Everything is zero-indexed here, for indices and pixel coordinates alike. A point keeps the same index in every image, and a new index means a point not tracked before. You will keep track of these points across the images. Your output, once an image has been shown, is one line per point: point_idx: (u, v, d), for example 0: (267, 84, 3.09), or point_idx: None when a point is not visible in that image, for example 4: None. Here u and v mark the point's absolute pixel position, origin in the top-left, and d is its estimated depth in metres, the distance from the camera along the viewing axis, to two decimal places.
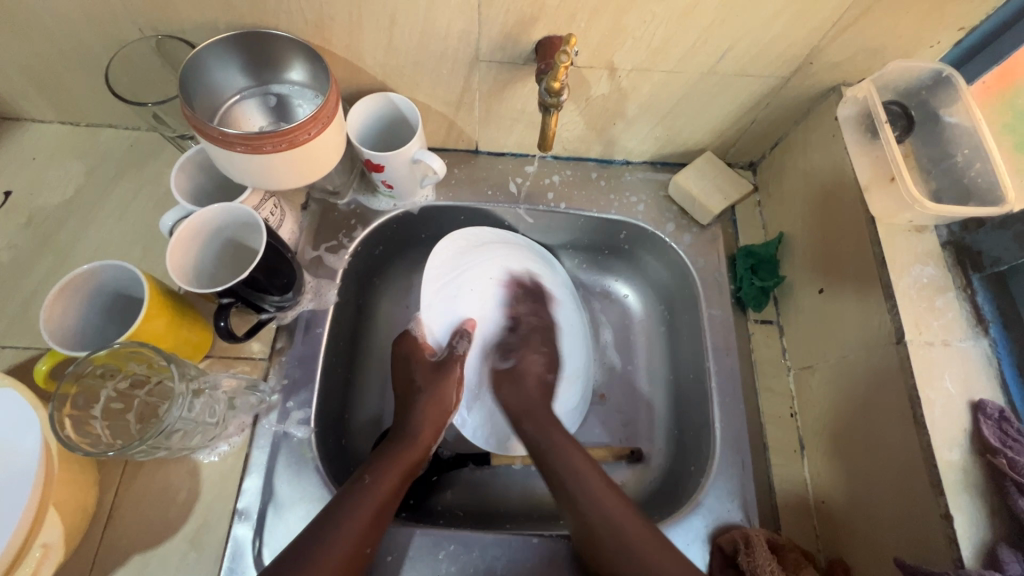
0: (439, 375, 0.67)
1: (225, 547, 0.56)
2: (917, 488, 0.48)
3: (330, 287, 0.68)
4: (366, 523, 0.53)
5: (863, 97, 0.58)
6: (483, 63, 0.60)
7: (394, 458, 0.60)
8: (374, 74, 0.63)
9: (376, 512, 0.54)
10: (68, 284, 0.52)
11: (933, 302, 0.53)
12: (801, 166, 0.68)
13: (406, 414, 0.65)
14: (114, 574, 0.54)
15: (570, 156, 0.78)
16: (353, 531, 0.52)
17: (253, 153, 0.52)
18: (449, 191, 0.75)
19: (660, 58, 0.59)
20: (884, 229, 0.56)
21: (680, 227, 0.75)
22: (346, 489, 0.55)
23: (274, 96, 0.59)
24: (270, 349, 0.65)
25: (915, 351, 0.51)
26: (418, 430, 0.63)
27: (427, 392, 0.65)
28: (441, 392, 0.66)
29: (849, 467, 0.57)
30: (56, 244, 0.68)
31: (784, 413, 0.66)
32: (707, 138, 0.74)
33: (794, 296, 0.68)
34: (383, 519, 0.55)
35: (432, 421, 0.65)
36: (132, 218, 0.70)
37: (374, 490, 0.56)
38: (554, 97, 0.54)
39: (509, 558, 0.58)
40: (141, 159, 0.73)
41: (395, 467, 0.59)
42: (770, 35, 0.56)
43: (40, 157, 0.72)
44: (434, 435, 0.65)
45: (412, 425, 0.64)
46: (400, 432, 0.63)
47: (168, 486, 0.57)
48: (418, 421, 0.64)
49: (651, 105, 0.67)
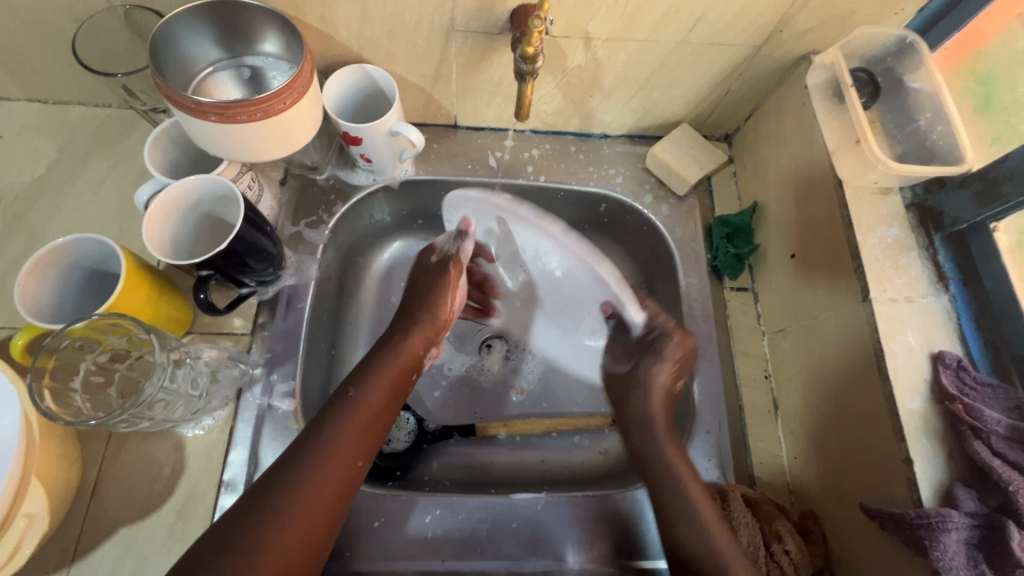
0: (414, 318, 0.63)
1: (212, 518, 0.56)
2: (882, 436, 0.50)
3: (311, 262, 0.68)
4: (345, 448, 0.52)
5: (830, 63, 0.60)
6: (458, 32, 0.60)
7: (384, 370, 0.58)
8: (349, 46, 0.62)
9: (355, 435, 0.53)
10: (44, 255, 0.52)
11: (897, 261, 0.55)
12: (774, 135, 0.69)
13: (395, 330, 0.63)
14: (101, 547, 0.54)
15: (549, 131, 0.79)
16: (332, 456, 0.51)
17: (227, 122, 0.51)
18: (429, 166, 0.75)
19: (634, 27, 0.60)
20: (851, 192, 0.58)
21: (658, 198, 0.76)
22: (316, 419, 0.53)
23: (248, 68, 0.59)
24: (253, 324, 0.65)
25: (880, 308, 0.53)
26: (401, 346, 0.61)
27: (417, 308, 0.64)
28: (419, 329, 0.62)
29: (819, 422, 0.59)
30: (29, 222, 0.67)
31: (759, 376, 0.68)
32: (682, 110, 0.75)
33: (767, 262, 0.70)
34: (360, 451, 0.53)
35: (404, 359, 0.60)
36: (107, 195, 0.69)
37: (346, 418, 0.54)
38: (529, 64, 0.54)
39: (495, 520, 0.60)
40: (114, 136, 0.72)
41: (383, 376, 0.58)
42: (741, 4, 0.57)
43: (8, 135, 0.71)
44: (408, 372, 0.60)
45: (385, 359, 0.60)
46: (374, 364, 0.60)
47: (154, 460, 0.58)
48: (406, 332, 0.62)
49: (626, 76, 0.68)
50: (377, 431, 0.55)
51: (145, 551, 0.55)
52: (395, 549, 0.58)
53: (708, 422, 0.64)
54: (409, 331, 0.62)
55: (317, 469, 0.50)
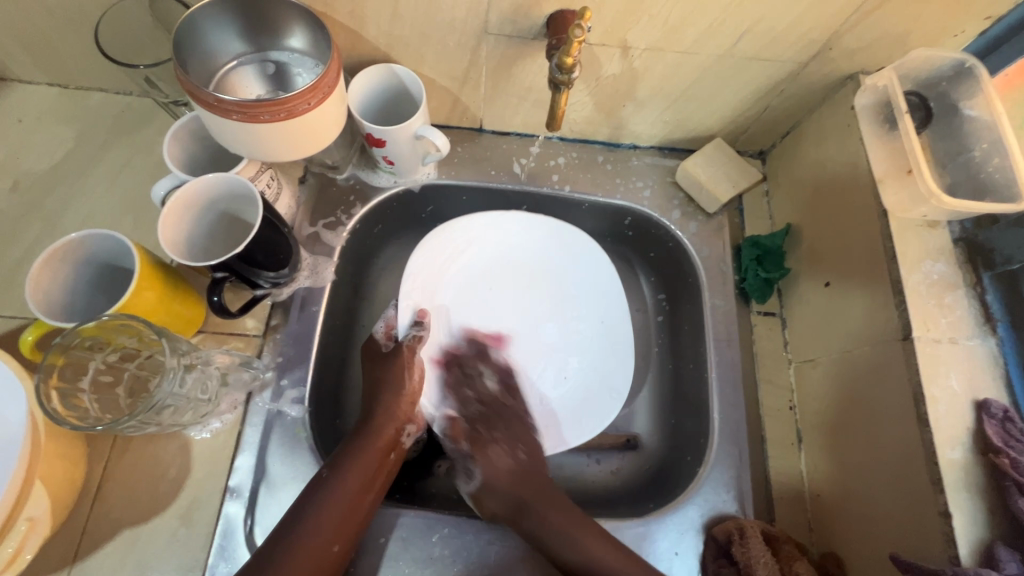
0: (397, 366, 0.63)
1: (216, 524, 0.55)
2: (916, 485, 0.48)
3: (327, 264, 0.67)
4: (332, 518, 0.53)
5: (883, 85, 0.57)
6: (491, 36, 0.58)
7: (360, 454, 0.57)
8: (377, 44, 0.60)
9: (339, 505, 0.53)
10: (56, 250, 0.50)
11: (941, 299, 0.52)
12: (813, 156, 0.66)
13: (370, 410, 0.61)
14: (103, 549, 0.53)
15: (576, 138, 0.76)
16: (316, 530, 0.52)
17: (249, 121, 0.49)
18: (451, 170, 0.73)
19: (675, 38, 0.57)
20: (896, 223, 0.55)
21: (686, 214, 0.74)
22: (307, 488, 0.54)
23: (272, 63, 0.57)
24: (265, 326, 0.63)
25: (921, 348, 0.50)
26: (382, 426, 0.60)
27: (382, 388, 0.62)
28: (400, 380, 0.63)
29: (845, 461, 0.57)
30: (43, 210, 0.66)
31: (783, 406, 0.65)
32: (717, 124, 0.72)
33: (799, 288, 0.67)
34: (350, 520, 0.54)
35: (391, 417, 0.61)
36: (123, 186, 0.68)
37: (334, 489, 0.54)
38: (565, 74, 0.51)
39: (504, 542, 0.58)
40: (133, 125, 0.71)
41: (362, 461, 0.57)
42: (791, 18, 0.54)
43: (26, 120, 0.70)
44: (397, 429, 0.61)
45: (372, 419, 0.60)
46: (359, 424, 0.60)
47: (159, 462, 0.57)
48: (383, 415, 0.61)
49: (661, 87, 0.65)
50: (357, 515, 0.54)
51: (147, 555, 0.54)
52: (400, 565, 0.56)
53: (728, 453, 0.62)
54: (398, 383, 0.63)
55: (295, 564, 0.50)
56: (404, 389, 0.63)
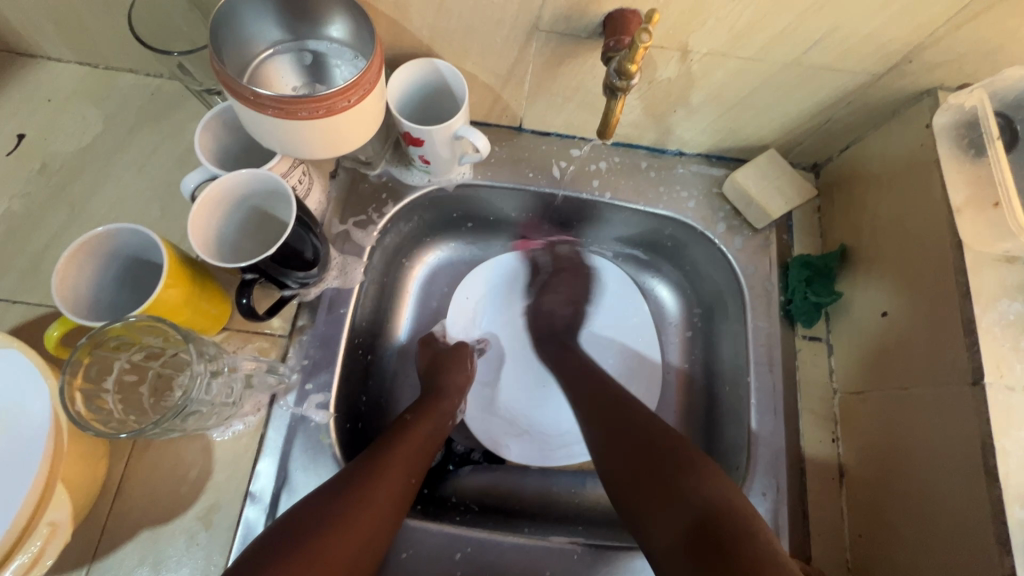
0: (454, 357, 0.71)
1: (235, 528, 0.54)
2: (978, 541, 0.45)
3: (356, 265, 0.65)
4: (414, 450, 0.57)
5: (974, 106, 0.53)
6: (543, 33, 0.54)
7: (432, 413, 0.63)
8: (420, 37, 0.57)
9: (419, 441, 0.58)
10: (83, 244, 0.48)
11: (1018, 342, 0.48)
12: (875, 175, 0.62)
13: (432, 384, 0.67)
14: (122, 548, 0.52)
15: (619, 142, 0.72)
16: (404, 455, 0.56)
17: (285, 117, 0.47)
18: (487, 170, 0.70)
19: (741, 43, 0.53)
20: (972, 256, 0.51)
21: (731, 228, 0.70)
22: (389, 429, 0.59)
23: (310, 53, 0.54)
24: (291, 326, 0.61)
25: (994, 395, 0.47)
26: (448, 393, 0.66)
27: (449, 369, 0.69)
28: (460, 362, 0.70)
29: (894, 506, 0.53)
30: (70, 195, 0.64)
31: (827, 439, 0.62)
32: (772, 134, 0.67)
33: (850, 315, 0.64)
34: (424, 454, 0.58)
35: (458, 387, 0.67)
36: (150, 173, 0.66)
37: (413, 429, 0.59)
38: (624, 80, 0.48)
39: (530, 565, 0.56)
40: (162, 110, 0.69)
41: (432, 416, 0.63)
42: (872, 27, 0.50)
43: (55, 100, 0.68)
44: (458, 400, 0.67)
45: (440, 389, 0.66)
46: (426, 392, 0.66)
47: (180, 462, 0.55)
48: (448, 384, 0.67)
49: (718, 94, 0.61)
50: (423, 461, 0.58)
51: (165, 557, 0.53)
52: None
53: (765, 485, 0.59)
54: (457, 366, 0.70)
55: (383, 489, 0.52)
56: (466, 368, 0.70)
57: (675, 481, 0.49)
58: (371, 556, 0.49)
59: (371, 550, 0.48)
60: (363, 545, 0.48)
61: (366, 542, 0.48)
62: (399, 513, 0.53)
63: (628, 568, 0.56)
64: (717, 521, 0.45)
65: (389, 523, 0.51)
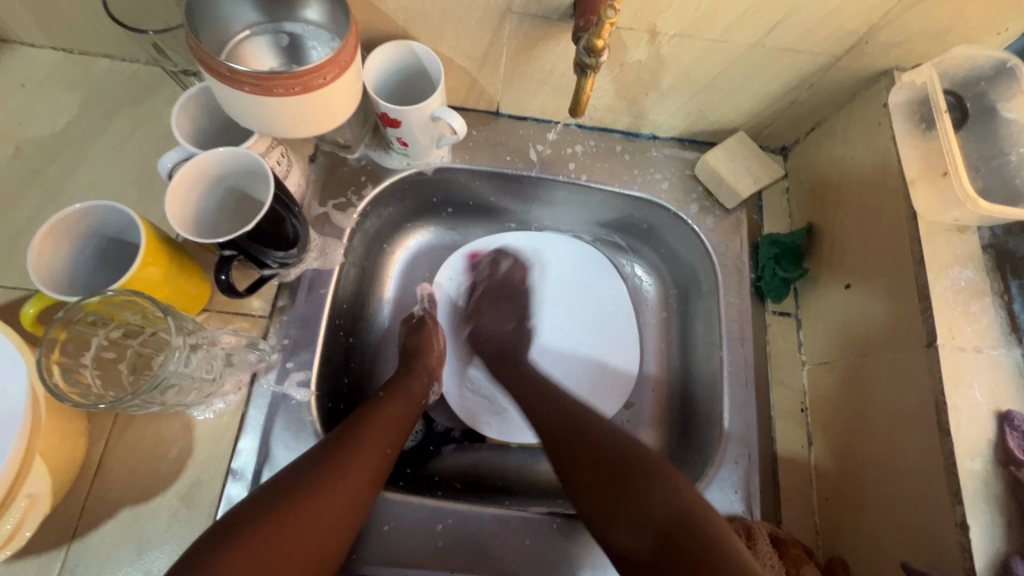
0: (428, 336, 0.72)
1: (217, 504, 0.54)
2: (931, 494, 0.47)
3: (336, 247, 0.65)
4: (388, 423, 0.58)
5: (922, 83, 0.54)
6: (515, 15, 0.56)
7: (402, 393, 0.63)
8: (396, 19, 0.58)
9: (393, 416, 0.60)
10: (59, 221, 0.48)
11: (969, 306, 0.51)
12: (837, 155, 0.65)
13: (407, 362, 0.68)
14: (102, 527, 0.52)
15: (595, 126, 0.74)
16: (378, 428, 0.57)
17: (261, 94, 0.48)
18: (465, 153, 0.71)
19: (706, 25, 0.55)
20: (926, 226, 0.53)
21: (703, 209, 0.72)
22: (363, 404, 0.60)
23: (287, 35, 0.55)
24: (271, 307, 0.62)
25: (947, 355, 0.49)
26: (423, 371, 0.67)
27: (423, 348, 0.70)
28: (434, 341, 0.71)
29: (857, 468, 0.56)
30: (46, 179, 0.64)
31: (796, 409, 0.64)
32: (741, 117, 0.70)
33: (817, 289, 0.66)
34: (399, 428, 0.59)
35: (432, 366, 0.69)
36: (127, 157, 0.66)
37: (387, 404, 0.60)
38: (592, 58, 0.50)
39: (509, 535, 0.57)
40: (139, 95, 0.69)
41: (407, 391, 0.64)
42: (829, 8, 0.52)
43: (29, 85, 0.67)
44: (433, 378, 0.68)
45: (414, 367, 0.67)
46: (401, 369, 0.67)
47: (161, 440, 0.56)
48: (422, 363, 0.68)
49: (688, 76, 0.63)
50: (396, 434, 0.59)
51: (146, 535, 0.53)
52: (404, 556, 0.55)
53: (737, 453, 0.61)
54: (432, 346, 0.71)
55: (357, 460, 0.53)
56: (439, 347, 0.71)
57: (631, 486, 0.51)
58: (349, 524, 0.50)
59: (348, 518, 0.50)
60: (335, 517, 0.49)
61: (344, 510, 0.49)
62: (376, 483, 0.54)
63: (602, 534, 0.58)
64: (682, 533, 0.46)
65: (366, 492, 0.52)
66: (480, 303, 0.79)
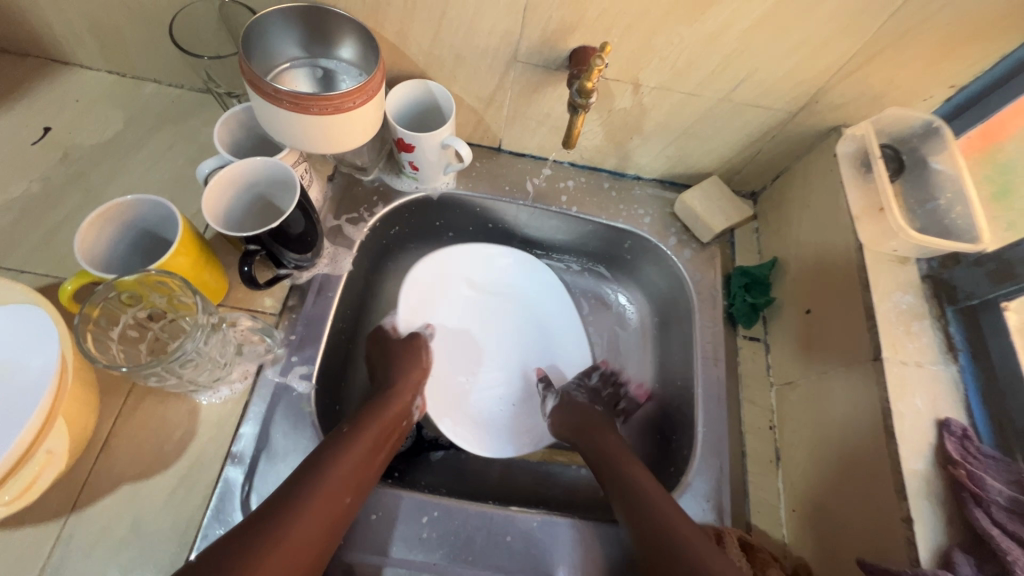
0: (408, 354, 0.72)
1: (214, 485, 0.57)
2: (881, 493, 0.51)
3: (346, 256, 0.72)
4: (355, 459, 0.57)
5: (862, 135, 0.66)
6: (520, 63, 0.65)
7: (374, 420, 0.62)
8: (416, 61, 0.67)
9: (362, 450, 0.58)
10: (107, 210, 0.54)
11: (909, 326, 0.57)
12: (798, 198, 0.73)
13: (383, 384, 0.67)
14: (101, 501, 0.55)
15: (586, 165, 0.83)
16: (344, 465, 0.55)
17: (298, 111, 0.55)
18: (468, 181, 0.79)
19: (681, 80, 0.65)
20: (871, 256, 0.61)
21: (681, 242, 0.80)
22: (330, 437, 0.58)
23: (321, 69, 0.63)
24: (282, 305, 0.67)
25: (891, 367, 0.55)
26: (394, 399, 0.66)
27: (397, 368, 0.69)
28: (410, 361, 0.71)
29: (817, 474, 0.60)
30: (88, 182, 0.70)
31: (764, 426, 0.68)
32: (714, 163, 0.79)
33: (782, 315, 0.72)
34: (370, 464, 0.58)
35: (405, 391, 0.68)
36: (164, 167, 0.73)
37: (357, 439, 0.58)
38: (583, 98, 0.59)
39: (491, 530, 0.60)
40: (180, 115, 0.77)
41: (377, 425, 0.62)
42: (782, 72, 0.62)
43: (83, 101, 0.76)
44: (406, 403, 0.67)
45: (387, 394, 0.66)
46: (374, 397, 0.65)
47: (166, 422, 0.59)
48: (399, 384, 0.68)
49: (667, 124, 0.72)
50: (365, 471, 0.57)
51: (143, 511, 0.55)
52: (389, 544, 0.58)
53: (708, 464, 0.65)
54: (409, 365, 0.71)
55: (319, 503, 0.51)
56: (417, 365, 0.71)
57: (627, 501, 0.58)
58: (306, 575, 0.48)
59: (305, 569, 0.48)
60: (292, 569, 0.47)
61: (301, 558, 0.48)
62: (338, 526, 0.52)
63: (580, 531, 0.60)
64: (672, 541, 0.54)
65: (326, 538, 0.51)
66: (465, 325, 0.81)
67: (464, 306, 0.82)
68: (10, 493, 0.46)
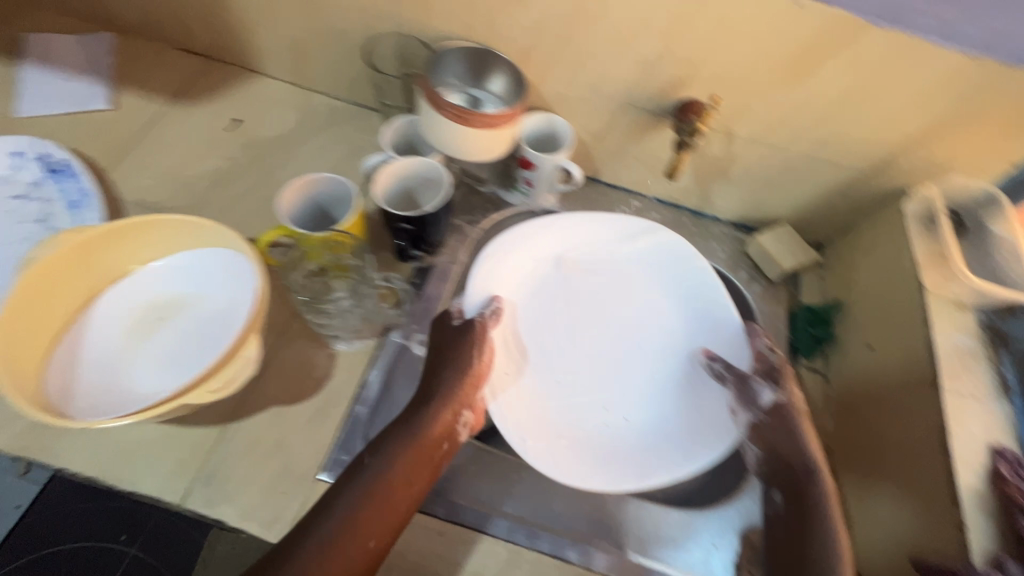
0: (460, 345, 0.68)
1: (343, 420, 0.67)
2: (935, 502, 0.58)
3: (461, 248, 0.82)
4: (389, 486, 0.58)
5: (927, 196, 0.75)
6: (633, 107, 0.79)
7: (413, 443, 0.61)
8: (546, 98, 0.81)
9: (395, 476, 0.59)
10: (301, 182, 0.68)
11: (966, 363, 0.65)
12: (864, 249, 0.82)
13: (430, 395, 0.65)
14: (255, 416, 0.66)
15: (670, 202, 0.94)
16: (374, 493, 0.57)
17: (460, 122, 0.69)
18: (568, 203, 0.91)
19: (770, 135, 0.77)
20: (933, 298, 0.69)
21: (751, 277, 0.89)
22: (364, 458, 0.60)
23: (470, 95, 0.77)
24: (408, 281, 0.79)
25: (949, 396, 0.62)
26: (432, 418, 0.63)
27: (444, 370, 0.66)
28: (461, 360, 0.67)
29: (872, 488, 0.66)
30: (264, 165, 0.86)
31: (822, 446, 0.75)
32: (787, 212, 0.89)
33: (843, 350, 0.80)
34: (406, 487, 0.59)
35: (445, 406, 0.64)
36: (323, 160, 0.88)
37: (395, 468, 0.59)
38: (691, 138, 0.74)
39: (570, 497, 0.67)
40: (338, 121, 0.93)
41: (413, 451, 0.61)
42: (859, 135, 0.73)
43: (265, 101, 0.93)
44: (450, 418, 0.64)
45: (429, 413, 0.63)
46: (411, 415, 0.64)
47: (309, 362, 0.70)
48: (441, 399, 0.64)
49: (750, 172, 0.84)
50: (400, 497, 0.58)
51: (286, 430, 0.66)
52: (483, 493, 0.66)
53: None
54: (458, 368, 0.66)
55: (358, 530, 0.56)
56: (466, 370, 0.66)
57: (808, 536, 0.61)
58: None
59: None
60: None
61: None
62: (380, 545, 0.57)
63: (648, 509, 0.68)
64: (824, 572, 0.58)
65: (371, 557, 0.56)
66: (541, 322, 0.76)
67: (533, 298, 0.77)
68: (219, 387, 0.58)
